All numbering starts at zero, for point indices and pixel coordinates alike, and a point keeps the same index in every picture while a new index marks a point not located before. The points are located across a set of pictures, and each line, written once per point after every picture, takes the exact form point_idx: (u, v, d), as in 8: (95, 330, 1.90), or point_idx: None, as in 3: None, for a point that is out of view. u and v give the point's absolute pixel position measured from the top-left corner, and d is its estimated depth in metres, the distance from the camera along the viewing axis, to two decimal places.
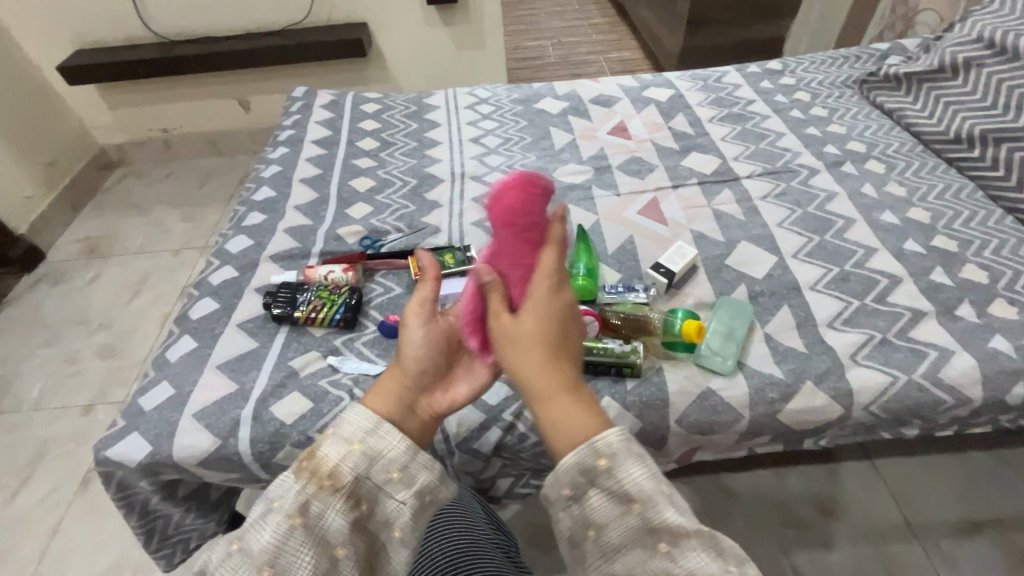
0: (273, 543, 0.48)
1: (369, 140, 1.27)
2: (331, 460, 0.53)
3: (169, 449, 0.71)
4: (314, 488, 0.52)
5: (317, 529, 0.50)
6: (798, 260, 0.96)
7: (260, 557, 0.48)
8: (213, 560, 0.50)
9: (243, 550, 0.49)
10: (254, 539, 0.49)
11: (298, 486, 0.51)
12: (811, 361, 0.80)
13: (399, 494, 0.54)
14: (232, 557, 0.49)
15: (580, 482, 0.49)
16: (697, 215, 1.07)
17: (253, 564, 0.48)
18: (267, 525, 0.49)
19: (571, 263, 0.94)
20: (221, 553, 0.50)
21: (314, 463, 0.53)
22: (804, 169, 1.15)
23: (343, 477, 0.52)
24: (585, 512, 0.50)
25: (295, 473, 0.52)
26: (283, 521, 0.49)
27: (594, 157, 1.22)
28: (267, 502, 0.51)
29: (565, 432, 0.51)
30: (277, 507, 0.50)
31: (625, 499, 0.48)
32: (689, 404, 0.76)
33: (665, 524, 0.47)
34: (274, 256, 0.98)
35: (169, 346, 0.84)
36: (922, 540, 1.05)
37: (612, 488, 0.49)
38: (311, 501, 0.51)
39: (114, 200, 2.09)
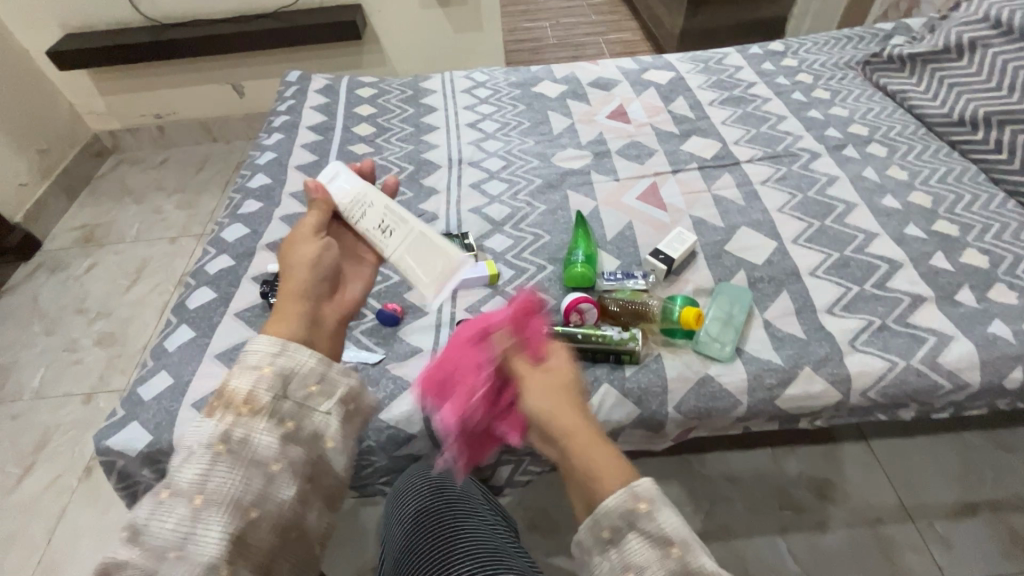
0: (202, 471, 0.47)
1: (366, 125, 1.25)
2: (242, 389, 0.52)
3: (170, 438, 0.72)
4: (230, 417, 0.50)
5: (244, 452, 0.49)
6: (798, 246, 0.95)
7: (192, 486, 0.47)
8: (142, 514, 0.46)
9: (171, 492, 0.47)
10: (182, 476, 0.47)
11: (212, 419, 0.50)
12: (809, 347, 0.79)
13: (321, 407, 0.55)
14: (164, 503, 0.46)
15: (619, 525, 0.47)
16: (697, 200, 1.06)
17: (186, 495, 0.46)
18: (190, 461, 0.48)
19: (570, 250, 0.94)
20: (148, 504, 0.47)
21: (222, 399, 0.52)
22: (806, 153, 1.13)
23: (259, 399, 0.51)
24: (622, 552, 0.47)
25: (207, 415, 0.51)
26: (208, 449, 0.48)
27: (593, 142, 1.21)
28: (184, 446, 0.49)
29: (600, 474, 0.50)
30: (197, 444, 0.49)
31: (662, 541, 0.46)
32: (687, 391, 0.76)
33: (704, 569, 0.45)
34: (271, 244, 0.97)
35: (167, 336, 0.84)
36: (916, 521, 1.10)
37: (651, 530, 0.47)
38: (233, 429, 0.50)
39: (110, 187, 2.08)
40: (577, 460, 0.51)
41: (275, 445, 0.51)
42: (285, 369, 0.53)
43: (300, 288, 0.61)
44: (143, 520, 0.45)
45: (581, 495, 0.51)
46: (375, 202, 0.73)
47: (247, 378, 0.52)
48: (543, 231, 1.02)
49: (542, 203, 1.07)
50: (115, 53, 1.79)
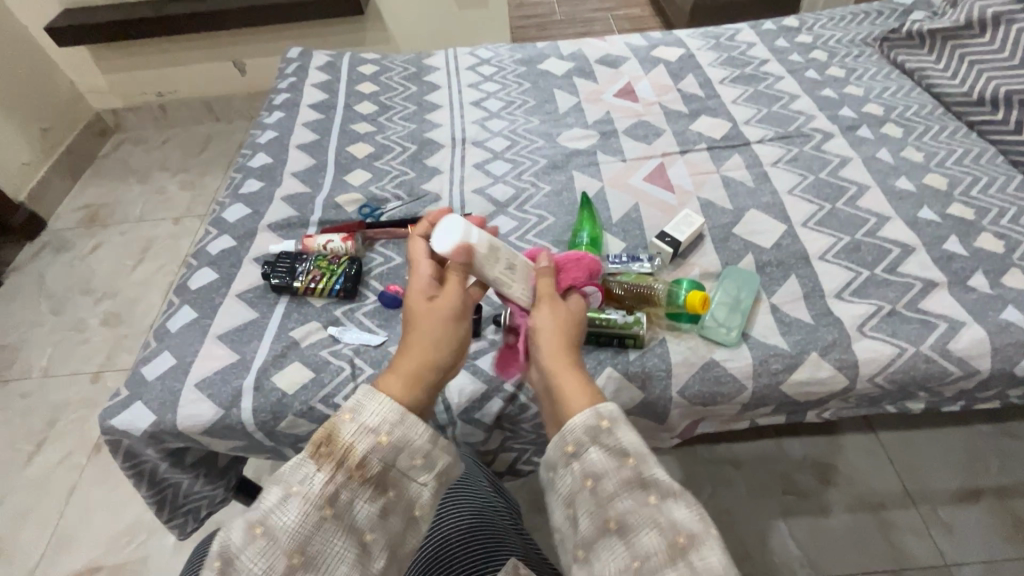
0: (303, 527, 0.45)
1: (367, 104, 1.23)
2: (359, 455, 0.48)
3: (173, 418, 0.72)
4: (342, 478, 0.47)
5: (345, 517, 0.47)
6: (807, 229, 0.94)
7: (291, 542, 0.45)
8: (234, 542, 0.45)
9: (268, 537, 0.45)
10: (282, 525, 0.45)
11: (323, 477, 0.47)
12: (817, 333, 0.78)
13: (420, 480, 0.50)
14: (258, 544, 0.45)
15: (581, 439, 0.50)
16: (705, 181, 1.04)
17: (283, 549, 0.45)
18: (292, 512, 0.46)
19: (574, 232, 0.94)
20: (240, 536, 0.45)
21: (333, 452, 0.48)
22: (818, 133, 1.10)
23: (372, 468, 0.48)
24: (584, 464, 0.49)
25: (314, 463, 0.47)
26: (314, 507, 0.46)
27: (600, 121, 1.18)
28: (285, 486, 0.47)
29: (569, 397, 0.54)
30: (302, 496, 0.46)
31: (619, 453, 0.48)
32: (692, 374, 0.75)
33: (655, 479, 0.47)
34: (273, 225, 0.96)
35: (169, 316, 0.83)
36: (918, 506, 1.11)
37: (609, 444, 0.49)
38: (340, 491, 0.47)
39: (114, 166, 2.07)
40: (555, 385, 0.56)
41: (377, 515, 0.48)
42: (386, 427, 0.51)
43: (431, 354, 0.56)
44: (234, 552, 0.45)
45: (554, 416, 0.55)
46: (504, 243, 0.73)
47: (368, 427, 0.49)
48: (548, 213, 1.00)
49: (547, 183, 1.06)
50: (114, 29, 1.76)
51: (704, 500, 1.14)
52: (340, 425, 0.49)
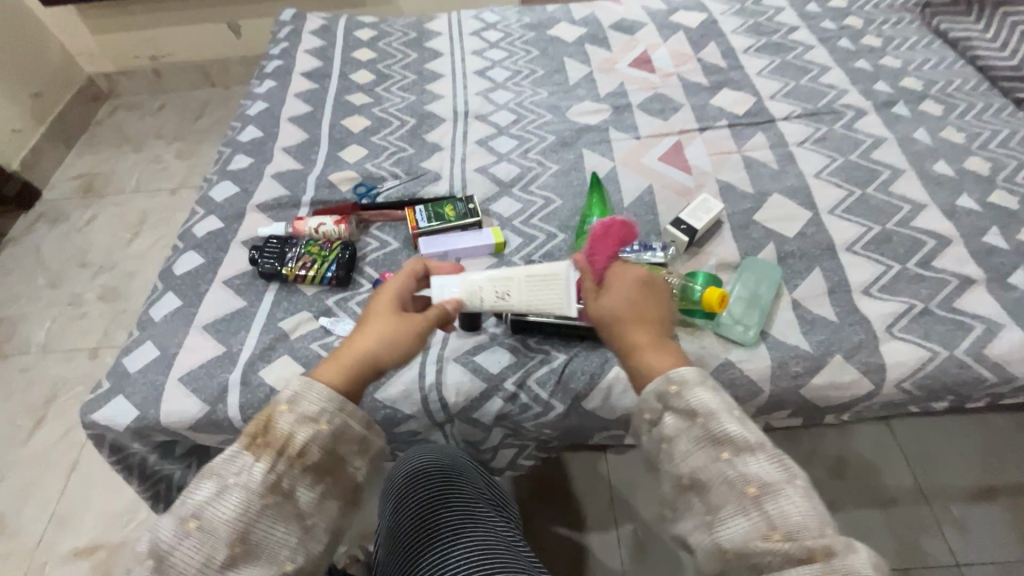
0: (242, 513, 0.47)
1: (364, 72, 1.15)
2: (298, 441, 0.51)
3: (156, 414, 0.68)
4: (283, 466, 0.50)
5: (288, 503, 0.50)
6: (834, 217, 0.87)
7: (230, 532, 0.46)
8: (165, 538, 0.46)
9: (203, 529, 0.46)
10: (219, 514, 0.46)
11: (263, 466, 0.49)
12: (841, 333, 0.73)
13: (355, 463, 0.54)
14: (192, 535, 0.45)
15: (655, 406, 0.51)
16: (725, 162, 0.96)
17: (223, 540, 0.46)
18: (230, 500, 0.47)
19: (583, 219, 0.88)
20: (172, 529, 0.46)
21: (271, 443, 0.50)
22: (850, 111, 1.02)
23: (312, 454, 0.51)
24: (660, 430, 0.51)
25: (252, 453, 0.49)
26: (254, 497, 0.48)
27: (612, 94, 1.10)
28: (217, 481, 0.48)
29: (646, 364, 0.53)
30: (240, 486, 0.48)
31: (689, 413, 0.49)
32: (705, 376, 0.71)
33: (727, 435, 0.47)
34: (262, 206, 0.90)
35: (153, 304, 0.79)
36: (932, 503, 1.07)
37: (680, 406, 0.49)
38: (282, 478, 0.50)
39: (108, 134, 2.00)
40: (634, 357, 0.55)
41: (317, 499, 0.51)
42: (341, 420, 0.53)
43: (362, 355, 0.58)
44: (166, 547, 0.45)
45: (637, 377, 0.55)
46: (479, 280, 0.65)
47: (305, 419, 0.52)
48: (554, 195, 0.94)
49: (555, 162, 0.99)
50: None
51: None
52: (276, 413, 0.51)
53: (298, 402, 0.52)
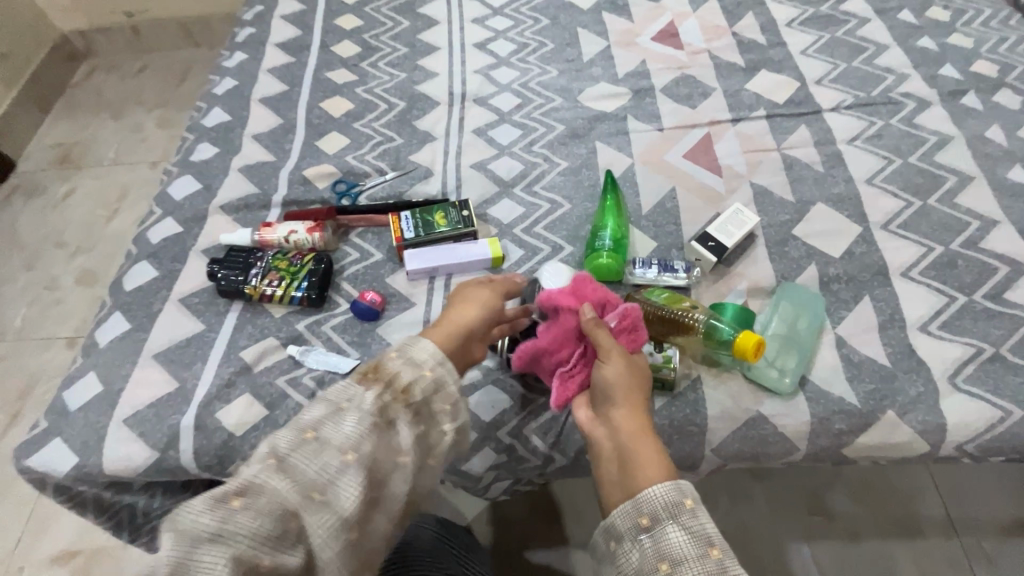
0: (359, 433, 0.45)
1: (348, 44, 1.01)
2: (406, 378, 0.49)
3: (99, 461, 0.60)
4: (389, 398, 0.48)
5: (386, 435, 0.47)
6: (888, 234, 0.74)
7: (346, 442, 0.44)
8: (281, 445, 0.44)
9: (319, 442, 0.44)
10: (338, 430, 0.45)
11: (374, 394, 0.47)
12: (895, 383, 0.62)
13: (446, 425, 0.50)
14: (309, 445, 0.44)
15: (659, 514, 0.46)
16: (761, 162, 0.83)
17: (337, 449, 0.44)
18: (348, 419, 0.45)
19: (593, 232, 0.75)
20: (290, 437, 0.44)
21: (381, 376, 0.49)
22: (910, 101, 0.87)
23: (416, 393, 0.49)
24: (659, 545, 0.45)
25: (362, 384, 0.48)
26: (367, 416, 0.46)
27: (632, 74, 0.95)
28: (331, 402, 0.47)
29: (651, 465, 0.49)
30: (356, 408, 0.46)
31: (704, 542, 0.44)
32: (732, 431, 0.61)
33: None
34: (226, 207, 0.79)
35: (99, 325, 0.69)
36: (961, 537, 0.99)
37: (693, 527, 0.45)
38: (390, 410, 0.47)
39: (85, 99, 1.86)
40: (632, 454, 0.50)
41: (417, 438, 0.48)
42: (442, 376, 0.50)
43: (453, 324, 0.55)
44: (285, 451, 0.44)
45: (625, 480, 0.50)
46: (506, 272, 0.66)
47: (417, 362, 0.50)
48: (562, 197, 0.82)
49: (564, 157, 0.86)
50: None
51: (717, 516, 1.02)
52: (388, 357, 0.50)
53: (406, 349, 0.51)
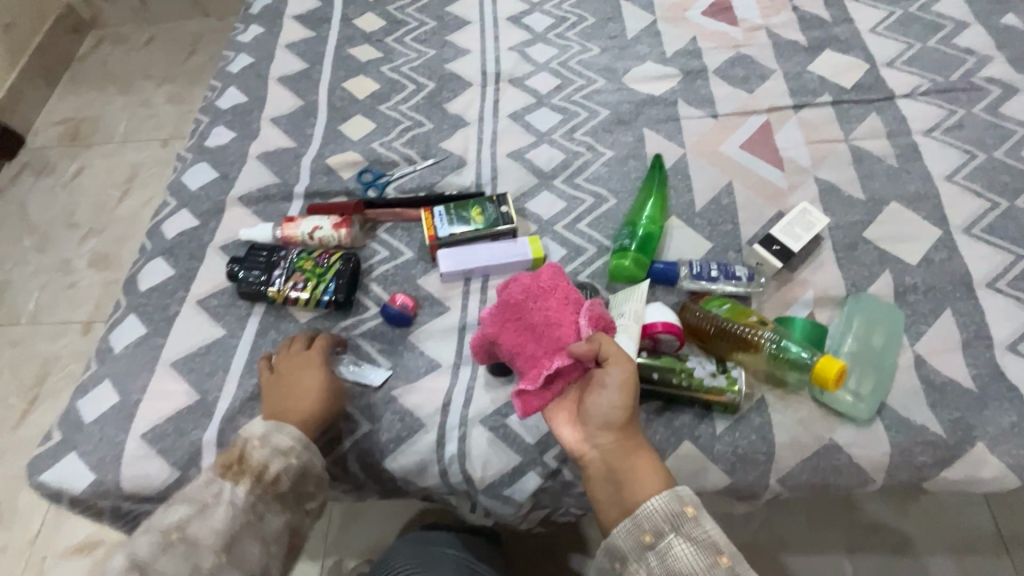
0: (228, 531, 0.50)
1: (371, 16, 0.93)
2: (274, 470, 0.52)
3: (117, 479, 0.56)
4: (257, 492, 0.52)
5: (256, 527, 0.52)
6: (972, 239, 0.67)
7: (217, 541, 0.49)
8: (142, 550, 0.48)
9: (185, 542, 0.49)
10: (204, 529, 0.49)
11: (242, 491, 0.51)
12: (984, 411, 0.56)
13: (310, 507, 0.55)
14: (176, 546, 0.48)
15: (662, 528, 0.47)
16: (827, 154, 0.76)
17: (208, 549, 0.49)
18: (215, 517, 0.50)
19: (624, 226, 0.70)
20: (153, 542, 0.49)
21: (246, 469, 0.52)
22: (995, 87, 0.78)
23: (284, 482, 0.53)
24: (666, 562, 0.46)
25: (230, 478, 0.52)
26: (238, 514, 0.51)
27: (682, 53, 0.87)
28: (196, 503, 0.50)
29: (645, 478, 0.50)
30: (222, 504, 0.51)
31: (712, 551, 0.45)
32: (801, 461, 0.55)
33: None
34: (245, 198, 0.73)
35: (113, 328, 0.64)
36: (1011, 553, 0.94)
37: (698, 537, 0.46)
38: (257, 505, 0.52)
39: (92, 71, 1.79)
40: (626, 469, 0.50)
41: (284, 526, 0.53)
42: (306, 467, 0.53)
43: (285, 409, 0.55)
44: (147, 559, 0.48)
45: (618, 494, 0.50)
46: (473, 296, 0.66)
47: (280, 449, 0.52)
48: (607, 191, 0.75)
49: (608, 146, 0.79)
50: None
51: (753, 527, 0.98)
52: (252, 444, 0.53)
53: (270, 436, 0.53)
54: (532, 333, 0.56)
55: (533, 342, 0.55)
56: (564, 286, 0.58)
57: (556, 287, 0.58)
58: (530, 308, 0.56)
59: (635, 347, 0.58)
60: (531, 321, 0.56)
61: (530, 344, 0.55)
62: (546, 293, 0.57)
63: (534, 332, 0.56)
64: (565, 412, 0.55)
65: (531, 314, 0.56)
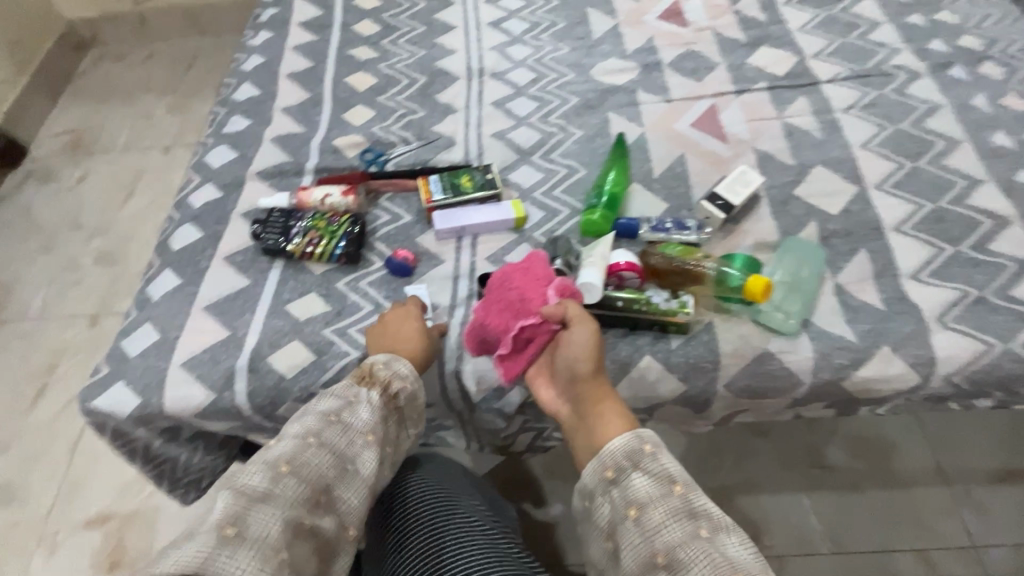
0: (375, 421, 0.55)
1: (368, 23, 1.05)
2: (399, 382, 0.59)
3: (160, 402, 0.65)
4: (388, 398, 0.58)
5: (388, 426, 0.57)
6: (883, 193, 0.80)
7: (370, 426, 0.55)
8: (312, 425, 0.52)
9: (343, 423, 0.54)
10: (358, 417, 0.55)
11: (377, 394, 0.57)
12: (889, 323, 0.68)
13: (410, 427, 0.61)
14: (336, 425, 0.53)
15: (623, 465, 0.52)
16: (764, 129, 0.89)
17: (361, 432, 0.54)
18: (363, 410, 0.55)
19: (593, 190, 0.82)
20: (316, 421, 0.53)
21: (377, 379, 0.58)
22: (902, 73, 0.93)
23: (404, 395, 0.59)
24: (627, 493, 0.50)
25: (366, 383, 0.58)
26: (378, 410, 0.56)
27: (641, 50, 1.01)
28: (344, 397, 0.56)
29: (605, 424, 0.56)
30: (364, 401, 0.56)
31: (667, 480, 0.50)
32: (741, 368, 0.67)
33: (705, 511, 0.47)
34: (263, 173, 0.83)
35: (150, 282, 0.74)
36: (952, 485, 1.05)
37: (655, 470, 0.50)
38: (389, 408, 0.58)
39: (94, 86, 1.89)
40: (591, 418, 0.57)
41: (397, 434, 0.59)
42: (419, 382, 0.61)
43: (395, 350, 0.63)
44: (317, 431, 0.52)
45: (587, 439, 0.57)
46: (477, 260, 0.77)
47: (401, 374, 0.59)
48: (578, 163, 0.87)
49: (579, 127, 0.91)
50: None
51: (721, 473, 1.08)
52: (380, 360, 0.60)
53: (393, 362, 0.60)
54: (511, 311, 0.63)
55: (513, 319, 0.63)
56: (536, 267, 0.65)
57: (533, 268, 0.65)
58: (509, 290, 0.64)
59: (601, 278, 0.67)
60: (511, 300, 0.63)
61: (511, 321, 0.63)
62: (523, 274, 0.64)
63: (516, 310, 0.63)
64: (545, 375, 0.65)
65: (511, 294, 0.63)
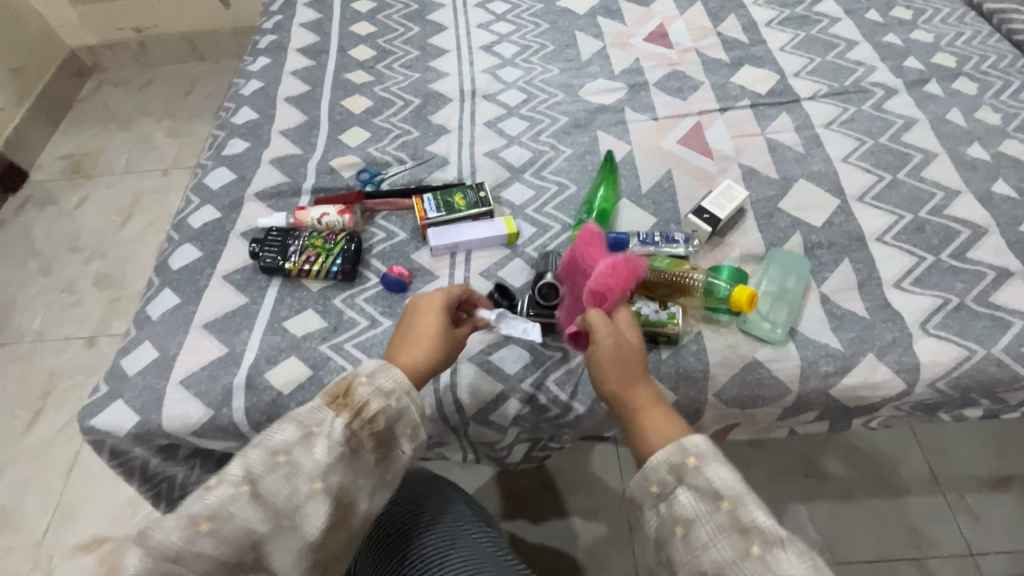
0: (328, 462, 0.48)
1: (364, 48, 1.08)
2: (374, 408, 0.51)
3: (158, 419, 0.65)
4: (359, 426, 0.51)
5: (358, 460, 0.50)
6: (864, 205, 0.83)
7: (316, 472, 0.48)
8: (254, 467, 0.47)
9: (290, 464, 0.48)
10: (306, 458, 0.48)
11: (342, 422, 0.50)
12: (874, 330, 0.70)
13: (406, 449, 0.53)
14: (280, 467, 0.47)
15: (667, 480, 0.48)
16: (748, 145, 0.92)
17: (307, 477, 0.48)
18: (317, 447, 0.49)
19: (584, 206, 0.84)
20: (261, 459, 0.48)
21: (350, 403, 0.52)
22: (879, 90, 0.96)
23: (381, 421, 0.51)
24: (672, 508, 0.47)
25: (336, 408, 0.51)
26: (337, 446, 0.49)
27: (628, 71, 1.04)
28: (303, 427, 0.50)
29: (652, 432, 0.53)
30: (324, 434, 0.49)
31: (713, 496, 0.46)
32: (731, 377, 0.68)
33: (756, 525, 0.44)
34: (261, 194, 0.85)
35: (149, 301, 0.75)
36: (946, 492, 1.06)
37: (700, 485, 0.47)
38: (357, 438, 0.51)
39: (94, 111, 1.93)
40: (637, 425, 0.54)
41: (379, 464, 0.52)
42: (404, 405, 0.53)
43: (403, 356, 0.58)
44: (258, 474, 0.47)
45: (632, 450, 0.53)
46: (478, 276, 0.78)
47: (381, 392, 0.52)
48: (569, 180, 0.89)
49: (569, 145, 0.94)
50: None
51: None
52: (357, 380, 0.53)
53: (376, 375, 0.53)
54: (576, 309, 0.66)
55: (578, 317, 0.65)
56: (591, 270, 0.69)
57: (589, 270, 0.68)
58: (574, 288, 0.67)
59: None
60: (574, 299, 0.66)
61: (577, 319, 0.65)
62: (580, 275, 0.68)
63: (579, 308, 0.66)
64: None
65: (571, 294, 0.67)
